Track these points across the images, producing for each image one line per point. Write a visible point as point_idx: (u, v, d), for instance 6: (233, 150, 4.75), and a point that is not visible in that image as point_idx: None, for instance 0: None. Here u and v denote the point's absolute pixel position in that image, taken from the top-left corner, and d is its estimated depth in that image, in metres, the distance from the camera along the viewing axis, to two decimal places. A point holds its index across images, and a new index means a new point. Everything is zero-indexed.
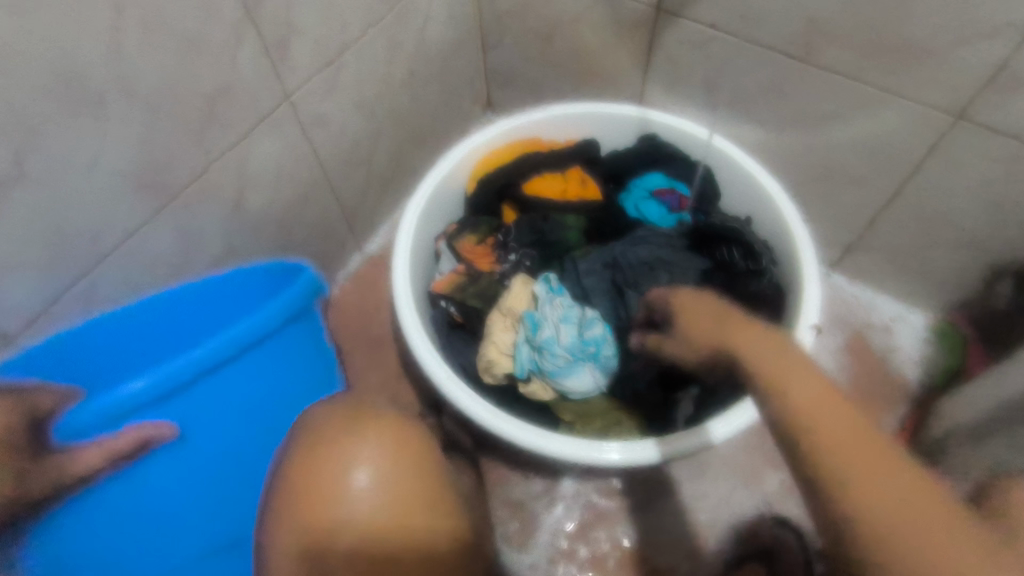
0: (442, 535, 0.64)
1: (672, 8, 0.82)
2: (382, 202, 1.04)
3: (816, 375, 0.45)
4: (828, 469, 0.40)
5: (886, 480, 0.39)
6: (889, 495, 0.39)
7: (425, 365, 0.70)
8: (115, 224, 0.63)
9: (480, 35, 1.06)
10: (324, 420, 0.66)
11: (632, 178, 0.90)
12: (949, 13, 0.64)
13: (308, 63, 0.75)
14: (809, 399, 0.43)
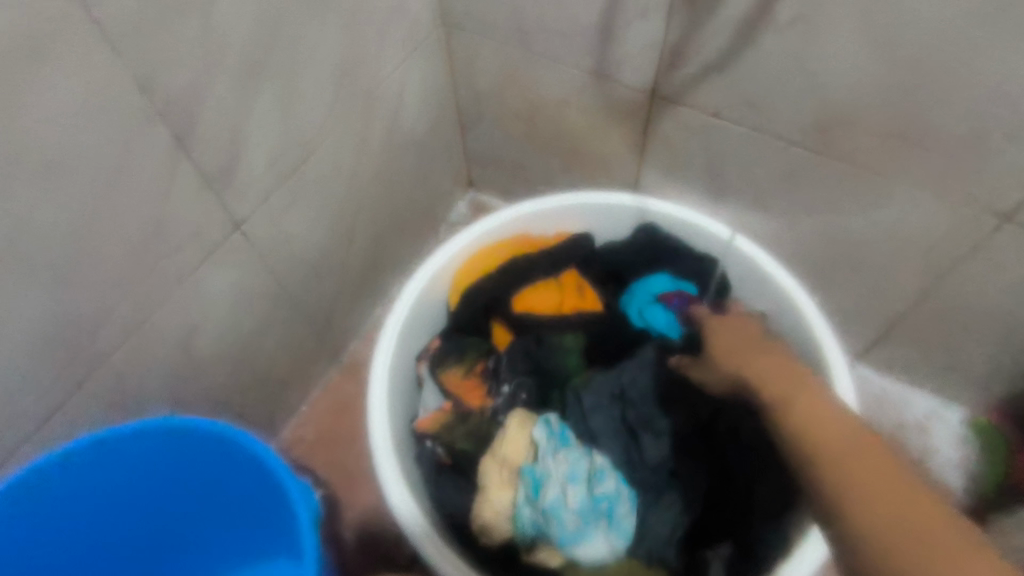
0: None
1: (670, 97, 0.73)
2: (356, 306, 0.94)
3: (839, 406, 0.46)
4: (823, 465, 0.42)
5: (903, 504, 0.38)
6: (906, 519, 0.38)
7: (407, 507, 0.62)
8: (35, 397, 0.54)
9: (456, 117, 0.96)
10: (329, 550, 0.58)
11: (634, 280, 0.81)
12: (998, 109, 0.55)
13: (260, 183, 0.64)
14: (818, 420, 0.45)
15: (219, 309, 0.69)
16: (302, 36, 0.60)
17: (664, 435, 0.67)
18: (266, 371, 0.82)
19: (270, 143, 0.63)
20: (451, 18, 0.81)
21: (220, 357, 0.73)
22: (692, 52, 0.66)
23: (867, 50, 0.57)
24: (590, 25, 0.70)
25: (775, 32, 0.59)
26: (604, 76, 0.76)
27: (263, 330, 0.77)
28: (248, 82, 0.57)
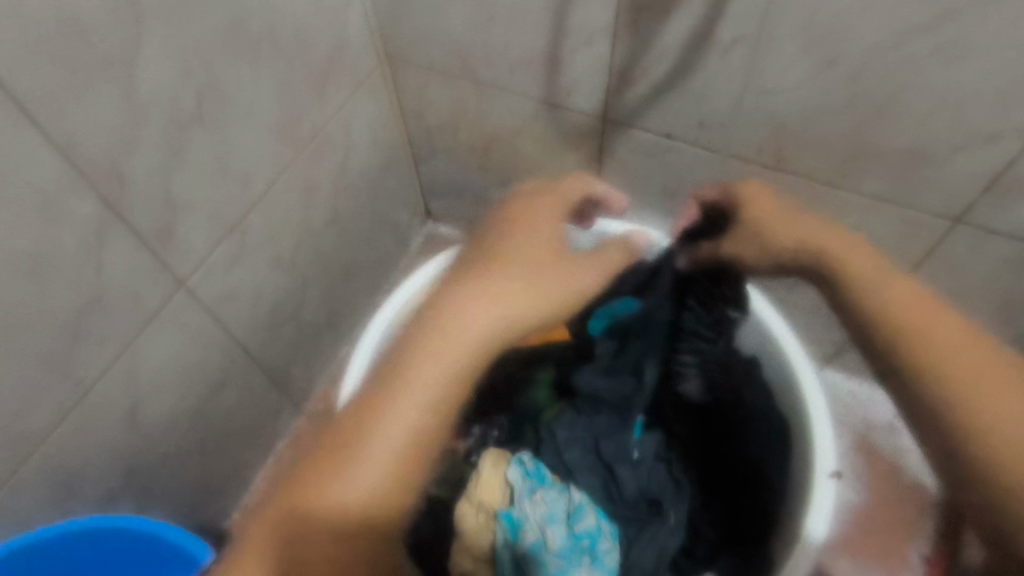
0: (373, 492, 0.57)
1: (621, 120, 0.72)
2: (319, 350, 0.91)
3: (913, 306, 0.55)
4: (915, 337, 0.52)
5: (1013, 411, 0.48)
6: (1020, 427, 0.47)
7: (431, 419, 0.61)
8: None
9: (409, 150, 0.95)
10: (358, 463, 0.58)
11: None
12: (938, 118, 0.56)
13: (203, 237, 0.62)
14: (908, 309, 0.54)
15: (170, 371, 0.66)
16: (234, 81, 0.59)
17: (640, 465, 0.65)
18: (228, 428, 0.79)
19: (209, 194, 0.61)
20: (395, 52, 0.79)
21: (175, 419, 0.70)
22: (640, 75, 0.66)
23: (807, 67, 0.57)
24: (536, 55, 0.70)
25: (718, 53, 0.60)
26: (554, 103, 0.75)
27: (220, 387, 0.74)
28: (177, 134, 0.55)
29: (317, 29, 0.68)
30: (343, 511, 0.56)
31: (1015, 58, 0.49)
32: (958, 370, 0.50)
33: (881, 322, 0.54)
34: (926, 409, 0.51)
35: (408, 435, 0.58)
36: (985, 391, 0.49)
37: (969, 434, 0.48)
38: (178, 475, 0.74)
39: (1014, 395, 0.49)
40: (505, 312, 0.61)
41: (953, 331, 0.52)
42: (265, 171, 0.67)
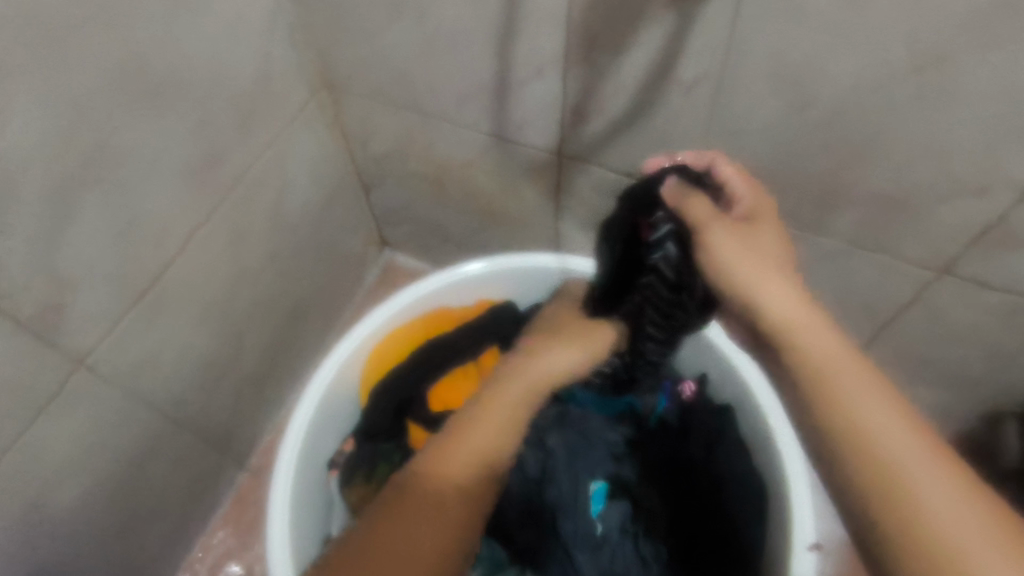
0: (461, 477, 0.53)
1: (578, 156, 0.66)
2: (259, 400, 0.86)
3: (854, 379, 0.41)
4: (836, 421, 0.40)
5: (958, 505, 0.35)
6: (972, 543, 0.34)
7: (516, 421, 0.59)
8: None
9: (357, 179, 0.88)
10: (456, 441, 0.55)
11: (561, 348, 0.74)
12: (921, 168, 0.51)
13: (103, 307, 0.57)
14: (852, 381, 0.41)
15: (75, 453, 0.60)
16: (126, 133, 0.53)
17: (602, 547, 0.61)
18: (155, 498, 0.74)
19: (105, 258, 0.56)
20: (331, 80, 0.72)
21: (89, 499, 0.65)
22: (597, 111, 0.59)
23: (777, 110, 0.51)
24: (483, 89, 0.63)
25: (679, 92, 0.53)
26: (506, 137, 0.68)
27: (141, 458, 0.69)
28: (63, 198, 0.50)
29: (233, 60, 0.61)
30: (424, 503, 0.50)
31: (1011, 109, 0.44)
32: (883, 458, 0.38)
33: (810, 392, 0.42)
34: (848, 501, 0.39)
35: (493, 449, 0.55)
36: (924, 484, 0.36)
37: (894, 540, 0.36)
38: (100, 555, 0.69)
39: (969, 499, 0.36)
40: (563, 355, 0.63)
41: (896, 412, 0.40)
42: (180, 229, 0.62)
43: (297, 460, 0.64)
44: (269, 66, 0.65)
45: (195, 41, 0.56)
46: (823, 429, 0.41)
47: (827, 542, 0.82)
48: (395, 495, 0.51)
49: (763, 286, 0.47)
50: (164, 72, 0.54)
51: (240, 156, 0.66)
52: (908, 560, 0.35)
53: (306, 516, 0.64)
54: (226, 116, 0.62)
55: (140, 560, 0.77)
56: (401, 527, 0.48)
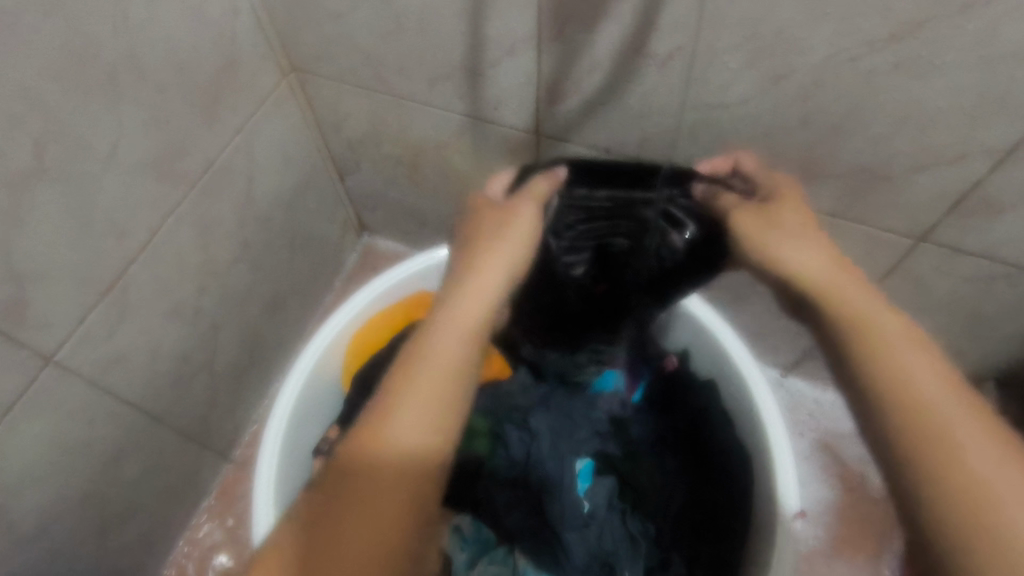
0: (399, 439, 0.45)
1: (554, 135, 0.65)
2: (240, 392, 0.85)
3: (893, 333, 0.44)
4: (869, 364, 0.43)
5: (994, 455, 0.37)
6: (1001, 474, 0.36)
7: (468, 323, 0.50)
8: None
9: (331, 164, 0.86)
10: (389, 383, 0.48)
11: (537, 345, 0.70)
12: (898, 137, 0.50)
13: (68, 306, 0.56)
14: (892, 336, 0.43)
15: (48, 454, 0.60)
16: (83, 125, 0.51)
17: (589, 525, 0.61)
18: (136, 495, 0.73)
19: (68, 256, 0.54)
20: (299, 62, 0.70)
21: (67, 498, 0.64)
22: (572, 89, 0.58)
23: (753, 82, 0.50)
24: (455, 68, 0.61)
25: (654, 67, 0.52)
26: (480, 117, 0.67)
27: (118, 455, 0.68)
28: (17, 194, 0.48)
29: (195, 45, 0.59)
30: (369, 479, 0.44)
31: (983, 76, 0.44)
32: (919, 397, 0.40)
33: (851, 339, 0.44)
34: (878, 435, 0.41)
35: (445, 402, 0.47)
36: (960, 426, 0.39)
37: (923, 466, 0.38)
38: (83, 553, 0.69)
39: (996, 440, 0.38)
40: (511, 264, 0.53)
41: (936, 365, 0.42)
42: (144, 223, 0.60)
43: (279, 450, 0.63)
44: (232, 49, 0.63)
45: (151, 23, 0.53)
46: (863, 372, 0.43)
47: (810, 510, 0.83)
48: (336, 475, 0.45)
49: (794, 257, 0.49)
50: (120, 58, 0.52)
51: (206, 144, 0.64)
52: (942, 493, 0.37)
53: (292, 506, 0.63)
54: (190, 101, 0.60)
55: (123, 556, 0.76)
56: (348, 505, 0.43)
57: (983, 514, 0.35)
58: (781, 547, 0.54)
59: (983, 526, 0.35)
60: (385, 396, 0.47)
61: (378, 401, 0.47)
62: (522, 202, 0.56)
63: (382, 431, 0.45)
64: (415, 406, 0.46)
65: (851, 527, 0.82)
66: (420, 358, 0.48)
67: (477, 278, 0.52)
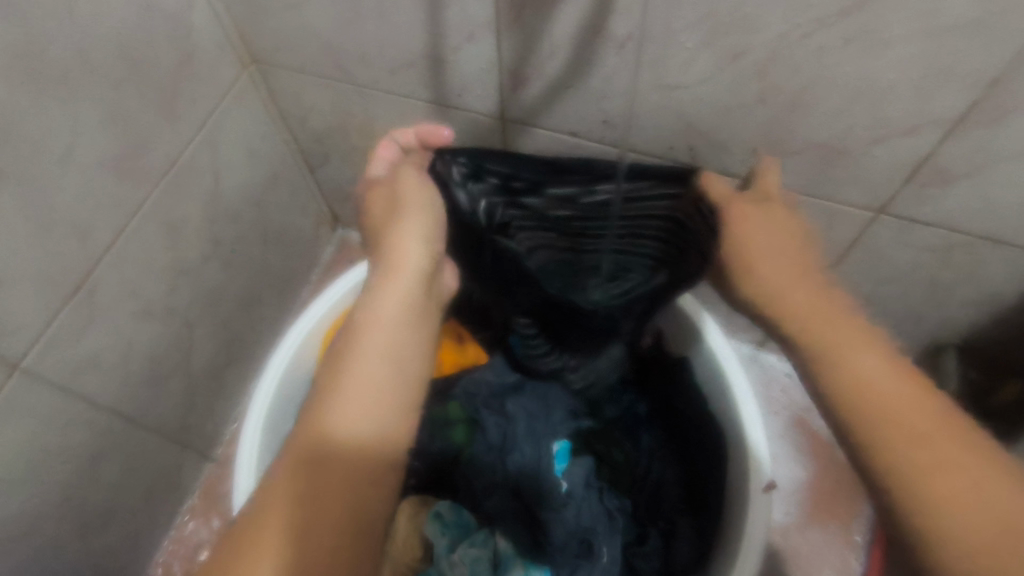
0: (353, 420, 0.45)
1: (520, 120, 0.65)
2: (218, 390, 0.85)
3: (850, 332, 0.46)
4: (824, 369, 0.46)
5: (945, 445, 0.39)
6: (949, 452, 0.39)
7: (402, 303, 0.51)
8: None
9: (300, 158, 0.85)
10: (332, 367, 0.48)
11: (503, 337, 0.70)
12: (853, 111, 0.51)
13: (32, 310, 0.55)
14: (837, 338, 0.46)
15: (23, 459, 0.59)
16: (34, 125, 0.50)
17: (567, 505, 0.61)
18: (117, 497, 0.73)
19: (29, 260, 0.53)
20: (259, 54, 0.69)
21: (47, 502, 0.64)
22: (533, 73, 0.58)
23: (710, 61, 0.51)
24: (417, 56, 0.61)
25: (613, 49, 0.52)
26: (445, 104, 0.67)
27: (97, 457, 0.68)
28: None
29: (150, 41, 0.58)
30: (324, 463, 0.43)
31: (930, 48, 0.44)
32: (869, 386, 0.43)
33: (811, 346, 0.47)
34: (836, 426, 0.44)
35: (389, 374, 0.47)
36: (914, 420, 0.40)
37: (876, 452, 0.41)
38: (64, 558, 0.69)
39: (943, 418, 0.41)
40: (426, 242, 0.55)
41: (887, 361, 0.44)
42: (107, 223, 0.60)
43: (259, 440, 0.63)
44: (189, 42, 0.62)
45: (101, 20, 0.53)
46: (822, 378, 0.46)
47: (786, 484, 0.85)
48: (286, 459, 0.44)
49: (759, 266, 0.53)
50: (69, 57, 0.51)
51: (167, 141, 0.63)
52: (900, 489, 0.39)
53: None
54: (147, 98, 0.59)
55: (109, 557, 0.76)
56: (310, 491, 0.43)
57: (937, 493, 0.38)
58: (756, 520, 0.56)
59: (935, 504, 0.37)
60: (332, 378, 0.47)
61: (318, 396, 0.46)
62: (411, 183, 0.58)
63: (328, 414, 0.45)
64: (364, 386, 0.46)
65: (826, 496, 0.84)
66: (358, 339, 0.49)
67: (395, 261, 0.54)
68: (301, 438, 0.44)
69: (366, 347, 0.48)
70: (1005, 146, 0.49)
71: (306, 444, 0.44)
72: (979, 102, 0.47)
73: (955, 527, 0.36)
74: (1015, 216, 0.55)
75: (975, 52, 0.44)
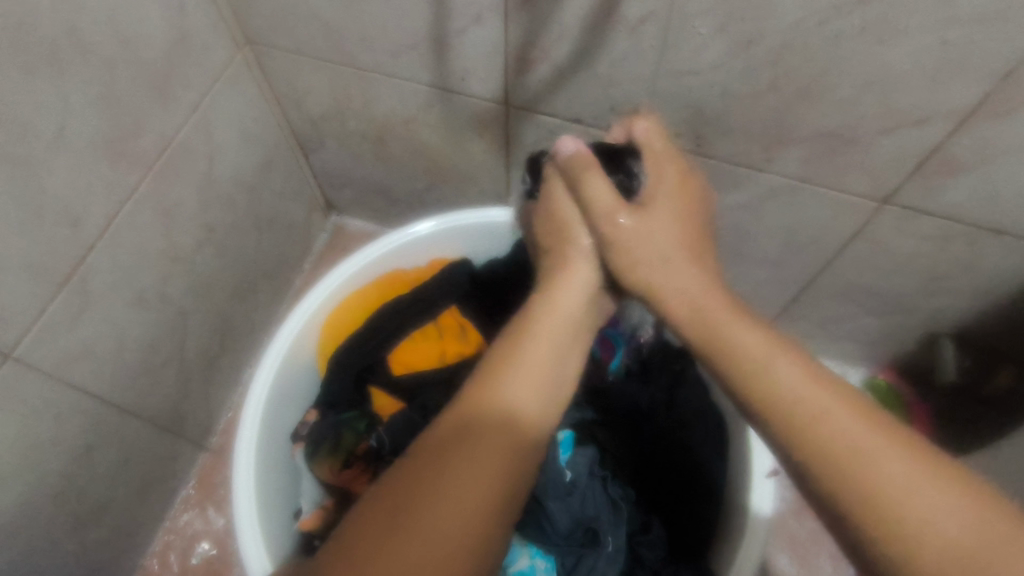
0: (485, 455, 0.42)
1: (524, 106, 0.64)
2: (212, 380, 0.84)
3: (748, 334, 0.42)
4: (744, 378, 0.40)
5: (888, 455, 0.34)
6: (893, 473, 0.33)
7: (551, 346, 0.49)
8: None
9: (294, 142, 0.83)
10: (472, 394, 0.46)
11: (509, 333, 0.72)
12: (864, 101, 0.51)
13: (25, 299, 0.53)
14: (753, 341, 0.41)
15: (14, 451, 0.58)
16: (26, 109, 0.48)
17: (572, 493, 0.61)
18: (110, 489, 0.72)
19: (18, 247, 0.51)
20: (254, 35, 0.67)
21: (39, 494, 0.62)
22: (540, 57, 0.57)
23: (724, 47, 0.50)
24: (420, 39, 0.60)
25: (625, 33, 0.52)
26: (448, 89, 0.65)
27: (91, 447, 0.67)
28: None
29: (142, 19, 0.56)
30: (485, 445, 0.43)
31: (943, 37, 0.44)
32: (785, 401, 0.38)
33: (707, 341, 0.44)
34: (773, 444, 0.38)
35: (557, 376, 0.48)
36: (852, 435, 0.35)
37: (811, 466, 0.36)
38: (56, 549, 0.67)
39: (875, 430, 0.35)
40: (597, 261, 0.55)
41: (800, 369, 0.39)
42: (101, 207, 0.58)
43: (259, 431, 0.62)
44: (183, 21, 0.60)
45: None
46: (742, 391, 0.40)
47: (783, 470, 0.86)
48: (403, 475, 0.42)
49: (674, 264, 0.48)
50: (59, 33, 0.49)
51: (160, 124, 0.61)
52: (847, 508, 0.34)
53: (272, 497, 0.62)
54: (139, 78, 0.57)
55: (104, 549, 0.75)
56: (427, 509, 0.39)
57: (876, 516, 0.33)
58: (761, 508, 0.56)
59: (888, 535, 0.32)
60: (470, 403, 0.45)
61: (452, 416, 0.44)
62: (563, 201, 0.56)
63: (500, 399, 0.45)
64: (495, 425, 0.44)
65: None
66: (500, 370, 0.46)
67: (581, 262, 0.54)
68: (427, 452, 0.42)
69: (509, 387, 0.46)
70: (1014, 139, 0.49)
71: (429, 461, 0.42)
72: (991, 93, 0.47)
73: (900, 556, 0.32)
74: (1019, 208, 0.55)
75: (990, 42, 0.44)
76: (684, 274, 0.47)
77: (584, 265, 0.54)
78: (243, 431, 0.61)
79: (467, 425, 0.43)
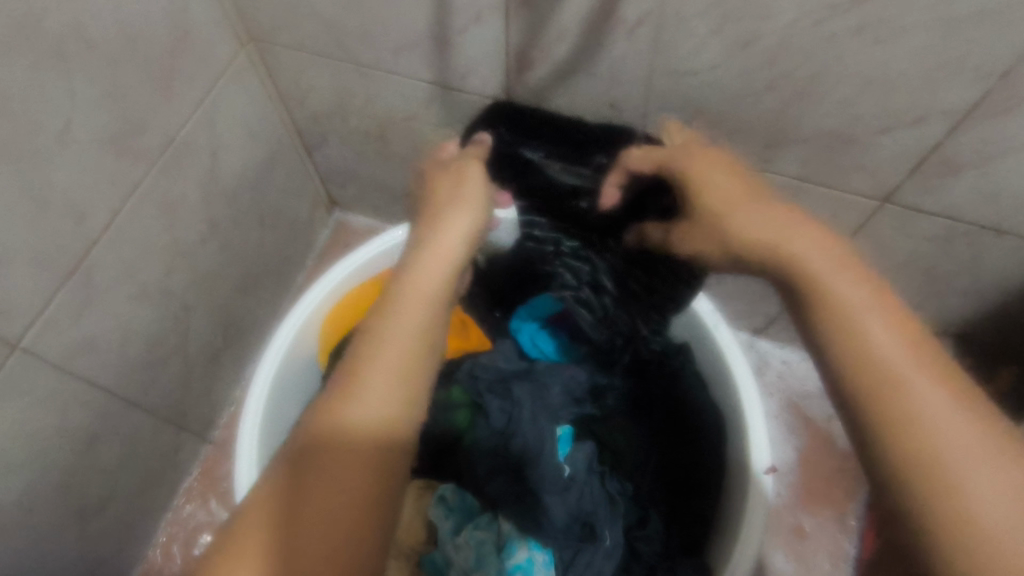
0: (364, 429, 0.44)
1: (525, 104, 0.64)
2: (215, 374, 0.84)
3: (834, 266, 0.43)
4: (828, 322, 0.41)
5: (954, 424, 0.36)
6: (958, 440, 0.35)
7: (423, 301, 0.50)
8: None
9: (297, 139, 0.84)
10: (348, 368, 0.47)
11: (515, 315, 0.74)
12: (862, 101, 0.51)
13: (30, 291, 0.54)
14: (849, 292, 0.41)
15: (19, 442, 0.59)
16: (31, 106, 0.49)
17: (569, 488, 0.61)
18: (115, 480, 0.73)
19: (24, 240, 0.52)
20: (259, 33, 0.68)
21: (42, 484, 0.63)
22: (540, 56, 0.57)
23: (722, 47, 0.50)
24: (421, 37, 0.60)
25: (624, 33, 0.52)
26: (449, 87, 0.66)
27: (96, 438, 0.68)
28: None
29: (147, 17, 0.56)
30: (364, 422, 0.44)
31: (939, 37, 0.44)
32: (873, 358, 0.39)
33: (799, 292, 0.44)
34: (840, 391, 0.40)
35: (433, 332, 0.49)
36: (929, 404, 0.37)
37: (880, 419, 0.37)
38: (61, 538, 0.68)
39: (952, 397, 0.37)
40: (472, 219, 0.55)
41: (897, 325, 0.40)
42: (106, 201, 0.59)
43: (260, 424, 0.62)
44: (187, 18, 0.61)
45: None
46: (822, 339, 0.41)
47: (780, 467, 0.87)
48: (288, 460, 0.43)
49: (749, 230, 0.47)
50: (66, 30, 0.50)
51: (164, 121, 0.62)
52: (908, 471, 0.36)
53: None
54: (144, 75, 0.58)
55: (108, 539, 0.76)
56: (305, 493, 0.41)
57: (929, 478, 0.35)
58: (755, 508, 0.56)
59: (935, 493, 0.34)
60: (349, 376, 0.46)
61: (334, 391, 0.46)
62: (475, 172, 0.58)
63: (360, 392, 0.45)
64: (375, 395, 0.45)
65: (819, 480, 0.85)
66: (379, 338, 0.47)
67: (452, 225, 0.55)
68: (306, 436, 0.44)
69: (388, 355, 0.46)
70: (1012, 137, 0.50)
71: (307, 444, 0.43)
72: (988, 93, 0.47)
73: (947, 513, 0.34)
74: (1019, 206, 0.55)
75: (985, 41, 0.44)
76: (770, 232, 0.46)
77: (462, 214, 0.55)
78: (244, 422, 0.62)
79: (344, 404, 0.44)
